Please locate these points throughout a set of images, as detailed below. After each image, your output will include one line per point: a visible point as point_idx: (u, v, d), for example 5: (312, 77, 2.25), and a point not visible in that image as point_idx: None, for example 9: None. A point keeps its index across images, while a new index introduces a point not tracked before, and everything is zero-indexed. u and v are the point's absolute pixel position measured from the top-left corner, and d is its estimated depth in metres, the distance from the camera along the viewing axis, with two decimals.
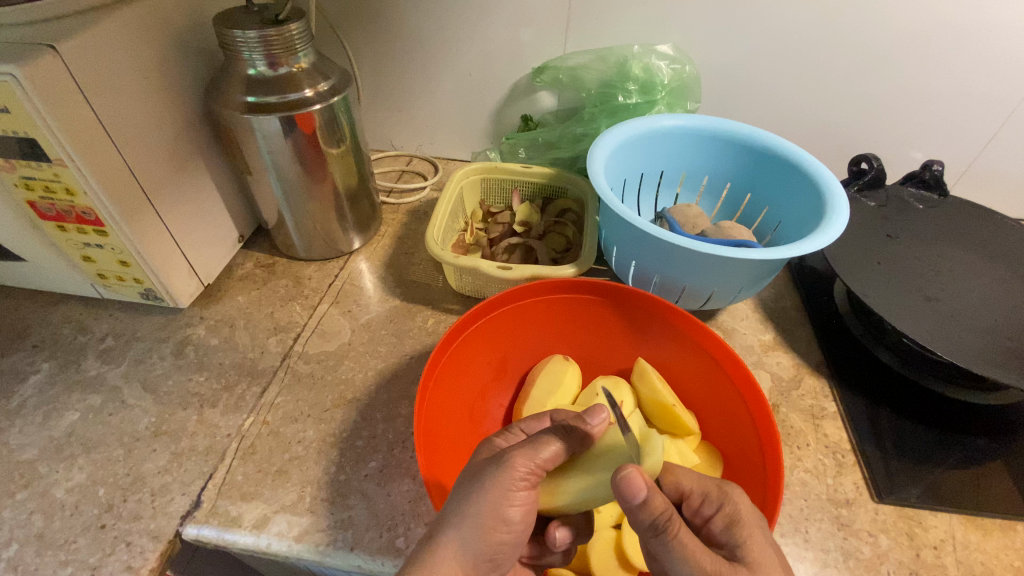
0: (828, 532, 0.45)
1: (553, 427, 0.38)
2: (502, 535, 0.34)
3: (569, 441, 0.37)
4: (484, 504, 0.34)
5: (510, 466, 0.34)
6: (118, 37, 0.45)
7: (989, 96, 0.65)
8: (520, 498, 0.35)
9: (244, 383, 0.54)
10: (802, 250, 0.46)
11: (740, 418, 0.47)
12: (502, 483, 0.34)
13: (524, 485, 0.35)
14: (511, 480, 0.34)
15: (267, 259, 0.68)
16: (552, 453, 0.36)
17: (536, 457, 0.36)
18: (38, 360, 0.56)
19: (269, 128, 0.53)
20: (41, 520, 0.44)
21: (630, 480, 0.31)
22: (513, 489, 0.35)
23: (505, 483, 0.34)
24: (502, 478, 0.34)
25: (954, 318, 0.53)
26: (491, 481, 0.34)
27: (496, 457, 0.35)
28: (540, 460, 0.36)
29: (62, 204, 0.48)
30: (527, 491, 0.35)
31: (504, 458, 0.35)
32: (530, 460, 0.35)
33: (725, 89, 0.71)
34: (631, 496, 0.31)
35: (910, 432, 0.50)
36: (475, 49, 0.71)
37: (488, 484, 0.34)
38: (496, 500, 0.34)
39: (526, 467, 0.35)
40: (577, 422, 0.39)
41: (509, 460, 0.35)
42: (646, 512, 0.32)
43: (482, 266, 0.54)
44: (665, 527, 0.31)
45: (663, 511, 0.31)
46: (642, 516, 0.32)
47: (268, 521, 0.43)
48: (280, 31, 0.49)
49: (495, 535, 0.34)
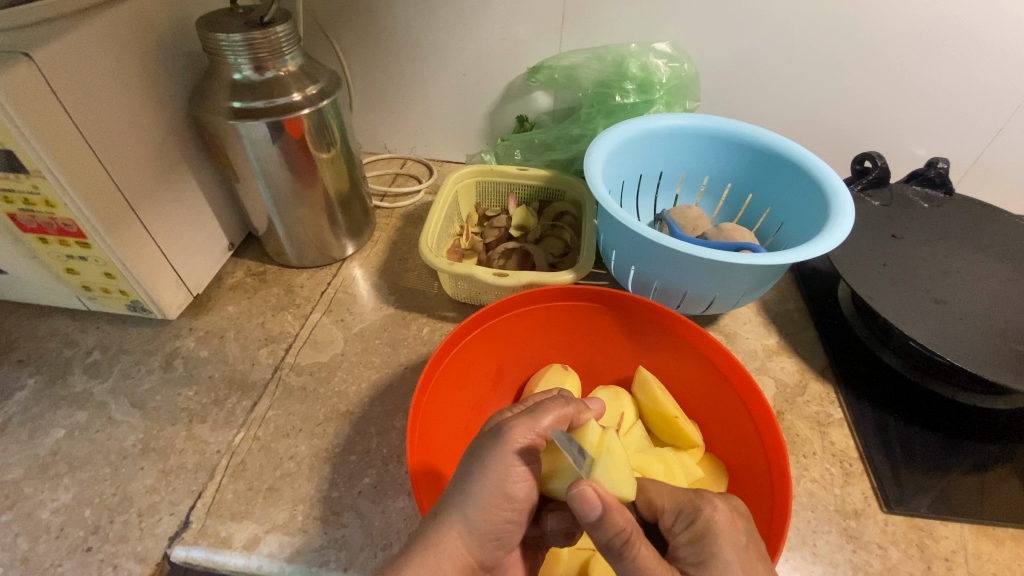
0: (836, 545, 0.44)
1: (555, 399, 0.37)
2: (505, 511, 0.34)
3: (569, 410, 0.37)
4: (485, 482, 0.33)
5: (508, 437, 0.34)
6: (97, 43, 0.43)
7: (994, 88, 0.63)
8: (521, 473, 0.34)
9: (235, 397, 0.52)
10: (808, 254, 0.45)
11: (745, 430, 0.45)
12: (501, 456, 0.33)
13: (525, 457, 0.34)
14: (509, 451, 0.34)
15: (258, 267, 0.66)
16: (551, 422, 0.35)
17: (536, 426, 0.35)
18: (24, 375, 0.55)
19: (257, 135, 0.51)
20: (26, 543, 0.42)
21: (581, 502, 0.29)
22: (513, 464, 0.34)
23: (504, 455, 0.33)
24: (500, 450, 0.34)
25: (961, 320, 0.51)
26: (490, 455, 0.33)
27: (495, 432, 0.35)
28: (540, 430, 0.35)
29: (42, 216, 0.47)
30: (530, 465, 0.34)
31: (503, 432, 0.34)
32: (530, 430, 0.35)
33: (724, 88, 0.69)
34: (585, 516, 0.30)
35: (920, 439, 0.49)
36: (467, 48, 0.69)
37: (490, 461, 0.33)
38: (496, 478, 0.33)
39: (525, 438, 0.34)
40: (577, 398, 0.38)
41: (507, 431, 0.34)
42: (602, 529, 0.30)
43: (477, 274, 0.53)
44: (622, 547, 0.30)
45: (620, 530, 0.30)
46: (598, 535, 0.30)
47: (259, 542, 0.42)
48: (266, 34, 0.47)
49: (499, 514, 0.34)
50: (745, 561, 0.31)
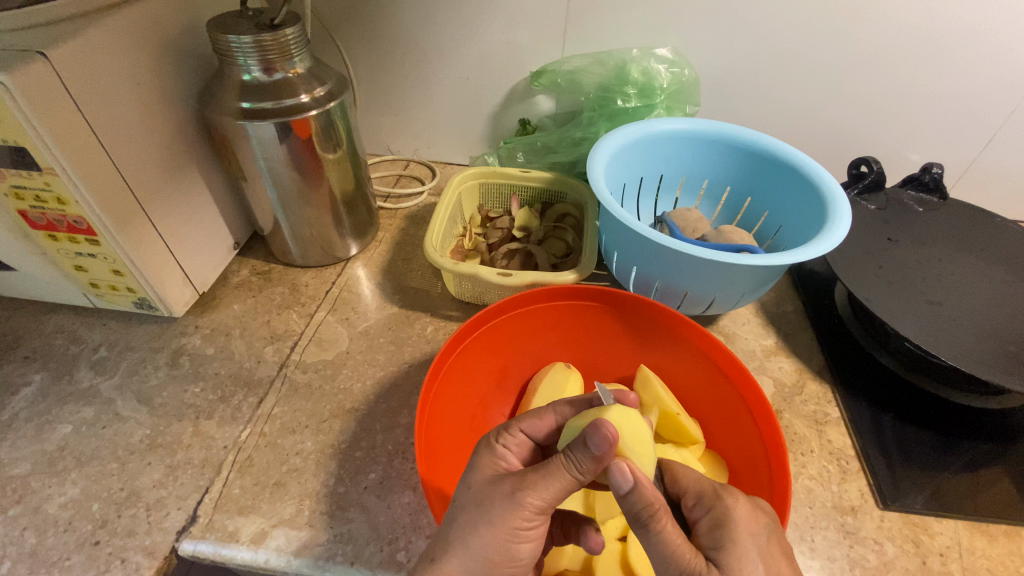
0: (834, 541, 0.45)
1: (559, 457, 0.34)
2: (508, 568, 0.34)
3: (571, 467, 0.33)
4: (489, 538, 0.33)
5: (517, 504, 0.33)
6: (110, 42, 0.44)
7: (987, 96, 0.65)
8: (528, 534, 0.34)
9: (241, 394, 0.53)
10: (805, 256, 0.46)
11: (745, 426, 0.46)
12: (505, 519, 0.33)
13: (534, 520, 0.34)
14: (516, 516, 0.33)
15: (263, 266, 0.67)
16: (559, 490, 0.33)
17: (545, 494, 0.33)
18: (30, 371, 0.55)
19: (265, 135, 0.52)
20: (34, 537, 0.43)
21: (617, 473, 0.32)
22: (521, 525, 0.33)
23: (509, 522, 0.33)
24: (506, 515, 0.33)
25: (955, 320, 0.53)
26: (496, 516, 0.33)
27: (507, 490, 0.34)
28: (548, 497, 0.34)
29: (53, 213, 0.47)
30: (537, 526, 0.34)
31: (516, 495, 0.33)
32: (538, 498, 0.33)
33: (724, 93, 0.70)
34: (619, 488, 0.32)
35: (913, 438, 0.50)
36: (471, 53, 0.70)
37: (496, 519, 0.33)
38: (502, 536, 0.33)
39: (541, 500, 0.33)
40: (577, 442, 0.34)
41: (516, 497, 0.33)
42: (631, 501, 0.32)
43: (481, 273, 0.54)
44: (649, 520, 0.32)
45: (650, 502, 0.32)
46: (628, 506, 0.32)
47: (266, 536, 0.43)
48: (276, 36, 0.48)
49: (504, 569, 0.33)
50: (766, 551, 0.32)
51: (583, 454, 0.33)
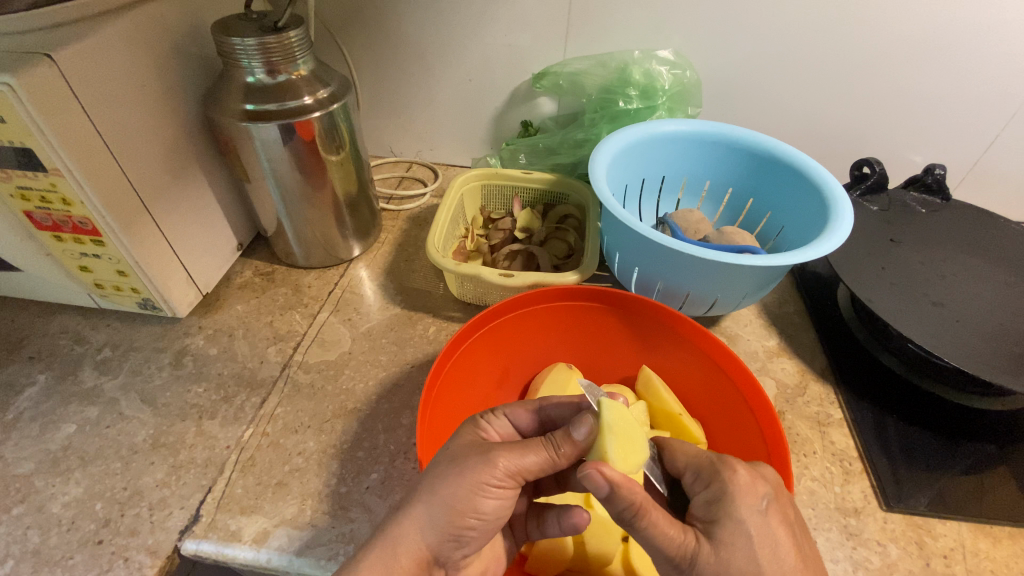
0: (837, 542, 0.44)
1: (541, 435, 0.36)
2: (471, 520, 0.33)
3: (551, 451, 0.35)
4: (455, 488, 0.33)
5: (491, 461, 0.33)
6: (116, 43, 0.45)
7: (991, 96, 0.64)
8: (496, 493, 0.34)
9: (244, 394, 0.53)
10: (806, 257, 0.46)
11: (749, 429, 0.46)
12: (478, 473, 0.33)
13: (505, 482, 0.34)
14: (490, 472, 0.33)
15: (266, 267, 0.67)
16: (534, 463, 0.34)
17: (521, 461, 0.34)
18: (34, 371, 0.55)
19: (269, 136, 0.52)
20: (37, 536, 0.43)
21: (589, 480, 0.32)
22: (493, 482, 0.33)
23: (482, 476, 0.33)
24: (480, 470, 0.33)
25: (959, 322, 0.52)
26: (469, 468, 0.33)
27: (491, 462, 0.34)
28: (524, 465, 0.34)
29: (59, 214, 0.48)
30: (509, 489, 0.34)
31: (493, 453, 0.34)
32: (513, 463, 0.34)
33: (725, 96, 0.70)
34: (593, 489, 0.32)
35: (918, 440, 0.50)
36: (472, 55, 0.71)
37: (469, 472, 0.33)
38: (471, 490, 0.33)
39: (516, 466, 0.34)
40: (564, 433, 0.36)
41: (493, 455, 0.34)
42: (614, 503, 0.32)
43: (483, 274, 0.54)
44: (633, 518, 0.32)
45: (631, 503, 0.31)
46: (613, 507, 0.32)
47: (268, 535, 0.43)
48: (280, 38, 0.48)
49: (464, 519, 0.33)
50: (766, 521, 0.31)
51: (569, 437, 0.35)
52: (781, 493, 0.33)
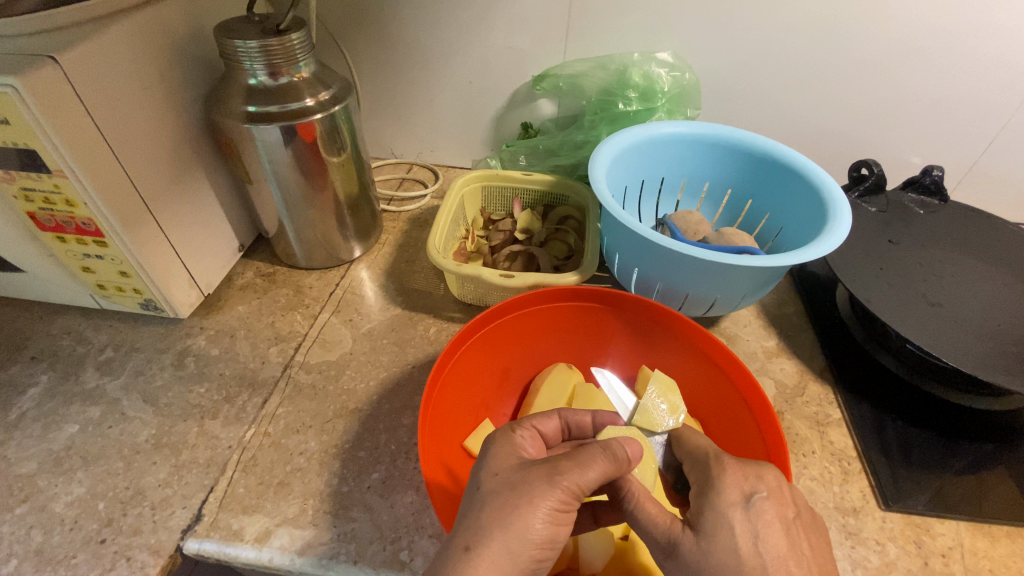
0: (835, 541, 0.45)
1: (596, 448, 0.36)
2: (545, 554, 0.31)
3: (612, 466, 0.35)
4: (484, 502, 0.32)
5: (558, 484, 0.32)
6: (119, 45, 0.45)
7: (987, 98, 0.65)
8: (563, 520, 0.32)
9: (245, 394, 0.53)
10: (805, 258, 0.46)
11: (748, 429, 0.46)
12: (544, 499, 0.32)
13: (570, 504, 0.33)
14: (555, 497, 0.32)
15: (267, 268, 0.67)
16: (596, 478, 0.34)
17: (584, 479, 0.33)
18: (37, 371, 0.56)
19: (270, 138, 0.53)
20: (40, 535, 0.43)
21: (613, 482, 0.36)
22: (558, 507, 0.32)
23: (549, 503, 0.32)
24: (547, 496, 0.32)
25: (956, 322, 0.53)
26: (534, 495, 0.32)
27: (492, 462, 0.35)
28: (586, 483, 0.33)
29: (62, 215, 0.48)
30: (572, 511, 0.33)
31: (556, 477, 0.33)
32: (577, 481, 0.33)
33: (724, 97, 0.71)
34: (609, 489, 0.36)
35: (916, 440, 0.50)
36: (472, 57, 0.71)
37: (536, 500, 0.32)
38: (541, 520, 0.31)
39: (580, 485, 0.33)
40: (614, 443, 0.36)
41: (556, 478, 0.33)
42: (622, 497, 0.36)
43: (484, 274, 0.54)
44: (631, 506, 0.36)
45: (633, 495, 0.36)
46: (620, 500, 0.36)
47: (270, 535, 0.43)
48: (282, 41, 0.49)
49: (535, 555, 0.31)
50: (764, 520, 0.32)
51: (622, 448, 0.36)
52: (767, 498, 0.34)
